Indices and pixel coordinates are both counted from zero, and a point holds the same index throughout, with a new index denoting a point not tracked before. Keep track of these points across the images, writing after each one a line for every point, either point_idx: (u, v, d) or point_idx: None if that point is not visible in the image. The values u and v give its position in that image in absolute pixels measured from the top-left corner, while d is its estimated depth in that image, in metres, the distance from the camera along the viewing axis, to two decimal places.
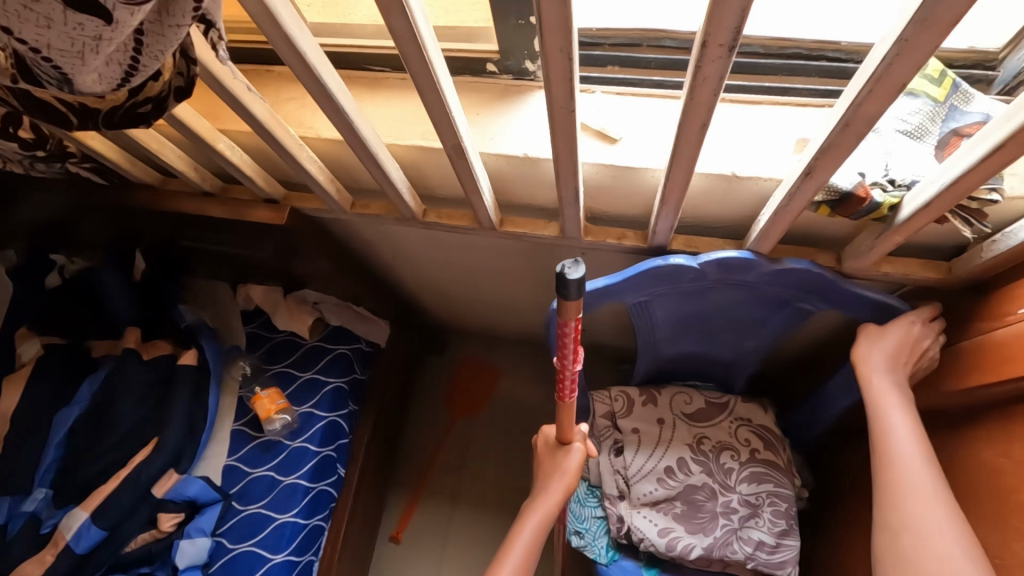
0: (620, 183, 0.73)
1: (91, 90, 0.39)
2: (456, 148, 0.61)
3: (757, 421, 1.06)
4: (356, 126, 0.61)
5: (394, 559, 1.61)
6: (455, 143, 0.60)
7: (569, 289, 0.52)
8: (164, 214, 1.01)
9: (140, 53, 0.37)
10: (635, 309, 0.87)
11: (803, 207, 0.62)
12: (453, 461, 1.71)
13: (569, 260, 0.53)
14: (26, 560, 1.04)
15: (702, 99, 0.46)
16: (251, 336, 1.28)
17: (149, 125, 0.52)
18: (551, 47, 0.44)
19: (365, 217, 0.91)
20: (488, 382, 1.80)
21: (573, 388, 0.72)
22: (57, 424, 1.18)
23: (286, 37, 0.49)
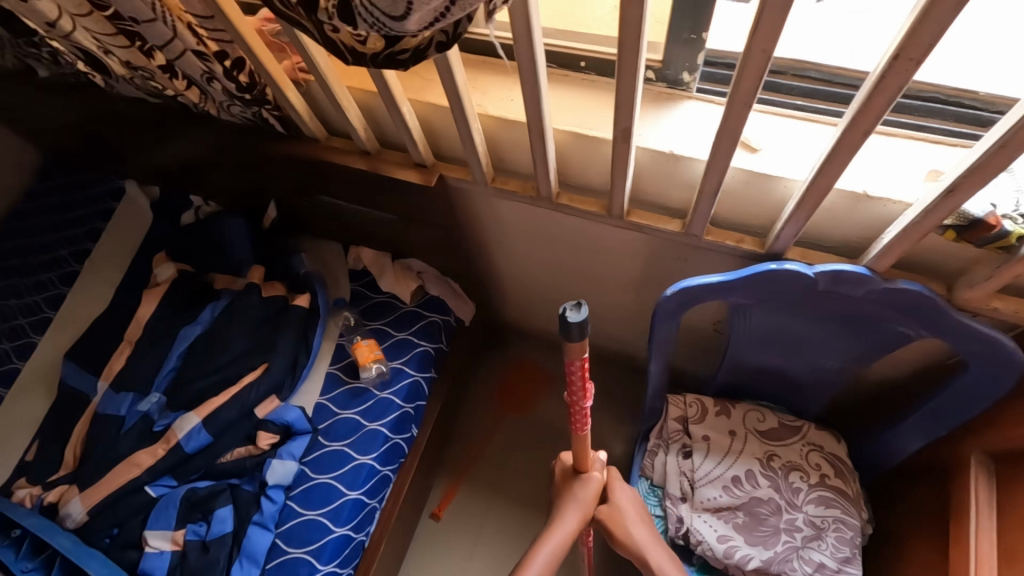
0: (751, 190, 0.82)
1: (405, 28, 0.51)
2: (624, 131, 0.71)
3: (829, 449, 1.09)
4: (541, 104, 0.74)
5: (431, 537, 1.65)
6: (626, 126, 0.70)
7: (572, 331, 0.60)
8: (319, 166, 1.15)
9: (454, 4, 0.49)
10: (736, 311, 0.93)
11: (932, 228, 0.69)
12: (498, 454, 1.74)
13: (570, 304, 0.60)
14: (140, 450, 1.15)
15: (875, 106, 0.55)
16: (355, 292, 1.38)
17: (401, 69, 0.64)
18: (755, 46, 0.54)
19: (500, 192, 1.02)
20: (541, 382, 1.83)
21: (585, 421, 0.80)
22: (181, 336, 1.30)
23: (527, 17, 0.61)
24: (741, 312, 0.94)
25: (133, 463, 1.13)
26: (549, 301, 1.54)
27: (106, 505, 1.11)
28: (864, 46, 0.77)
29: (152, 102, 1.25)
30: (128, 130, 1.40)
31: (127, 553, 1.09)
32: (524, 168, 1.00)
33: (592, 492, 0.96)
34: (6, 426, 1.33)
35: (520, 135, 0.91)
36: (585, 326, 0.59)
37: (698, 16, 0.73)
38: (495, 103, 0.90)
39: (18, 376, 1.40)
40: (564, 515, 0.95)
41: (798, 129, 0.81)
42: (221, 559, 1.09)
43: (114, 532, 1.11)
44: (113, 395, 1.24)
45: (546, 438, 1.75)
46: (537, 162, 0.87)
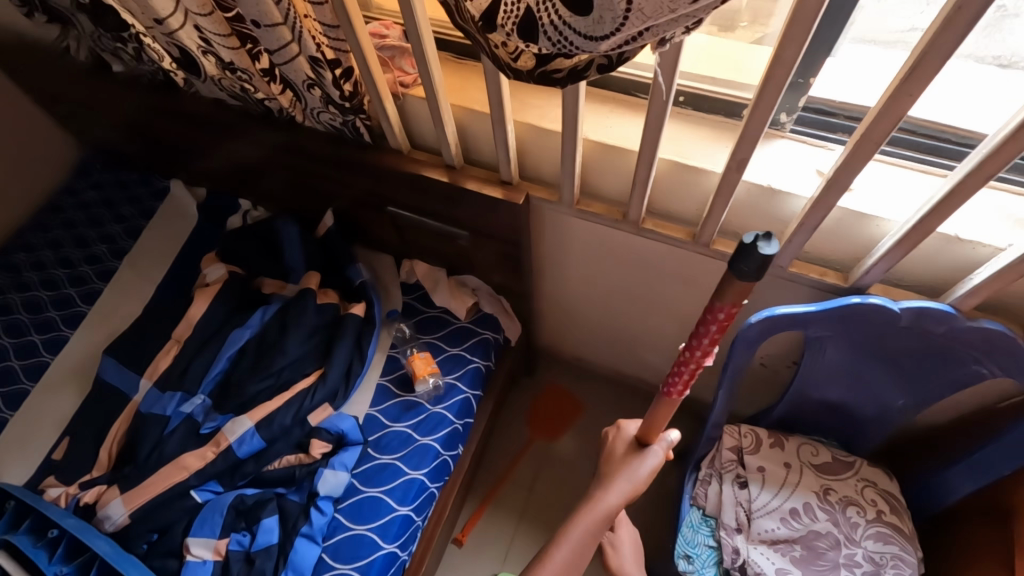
0: (842, 228, 0.86)
1: (595, 47, 0.55)
2: (739, 162, 0.77)
3: (882, 485, 1.11)
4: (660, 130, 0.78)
5: (454, 561, 1.61)
6: (743, 157, 0.76)
7: (754, 265, 0.59)
8: (396, 178, 1.17)
9: (650, 29, 0.53)
10: (812, 343, 0.97)
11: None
12: (528, 480, 1.71)
13: (760, 238, 0.59)
14: (187, 452, 1.11)
15: (1004, 155, 0.61)
16: (407, 305, 1.39)
17: (553, 87, 0.67)
18: (903, 90, 0.59)
19: (583, 214, 1.05)
20: (571, 409, 1.82)
21: (684, 384, 0.83)
22: (231, 340, 1.27)
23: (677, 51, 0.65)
24: (816, 347, 0.98)
25: (179, 465, 1.10)
26: (591, 326, 1.56)
27: (148, 508, 1.06)
28: (972, 107, 0.78)
29: (228, 105, 1.26)
30: (192, 130, 1.41)
31: (167, 561, 1.04)
32: (608, 192, 1.04)
33: (649, 469, 0.97)
34: (33, 421, 1.27)
35: (614, 161, 0.95)
36: (772, 260, 0.59)
37: (809, 63, 0.78)
38: (593, 128, 0.94)
39: (48, 370, 1.35)
40: (608, 491, 0.96)
41: (887, 175, 0.85)
42: (267, 570, 1.04)
43: (154, 538, 1.06)
44: (157, 395, 1.21)
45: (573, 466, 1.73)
46: (636, 186, 0.91)
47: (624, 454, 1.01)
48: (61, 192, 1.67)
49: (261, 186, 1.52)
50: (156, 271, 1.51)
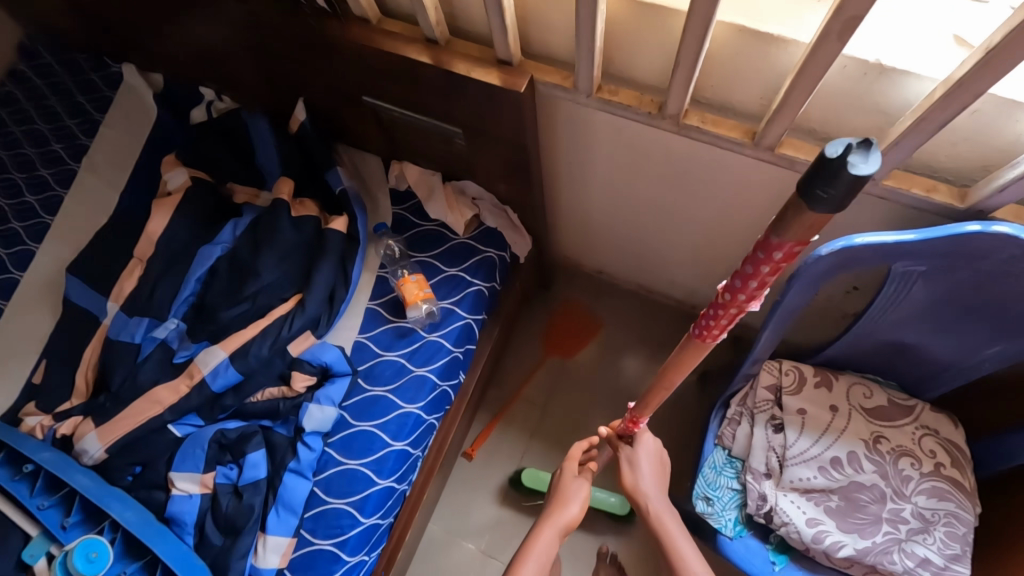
0: (981, 120, 0.63)
1: None
2: (847, 21, 0.51)
3: (945, 434, 0.95)
4: None
5: (465, 475, 1.57)
6: (854, 14, 0.50)
7: (841, 180, 0.39)
8: (367, 59, 0.91)
9: None
10: (898, 279, 0.77)
11: None
12: (540, 397, 1.63)
13: (860, 149, 0.39)
14: (160, 384, 1.02)
15: None
16: (398, 217, 1.20)
17: None
18: None
19: (604, 107, 0.80)
20: (590, 323, 1.68)
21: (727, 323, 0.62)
22: (201, 258, 1.11)
23: None
24: (900, 283, 0.78)
25: (154, 399, 1.01)
26: (614, 240, 1.35)
27: (126, 442, 1.00)
28: None
29: None
30: None
31: (153, 494, 1.00)
32: (640, 75, 0.77)
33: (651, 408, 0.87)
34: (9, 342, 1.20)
35: (651, 28, 0.68)
36: (862, 183, 0.40)
37: None
38: None
39: (17, 289, 1.24)
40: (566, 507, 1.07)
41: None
42: (256, 506, 0.99)
43: (137, 470, 1.01)
44: (125, 320, 1.09)
45: (589, 385, 1.62)
46: (681, 64, 0.65)
47: (569, 481, 1.11)
48: (6, 82, 1.46)
49: (221, 71, 1.27)
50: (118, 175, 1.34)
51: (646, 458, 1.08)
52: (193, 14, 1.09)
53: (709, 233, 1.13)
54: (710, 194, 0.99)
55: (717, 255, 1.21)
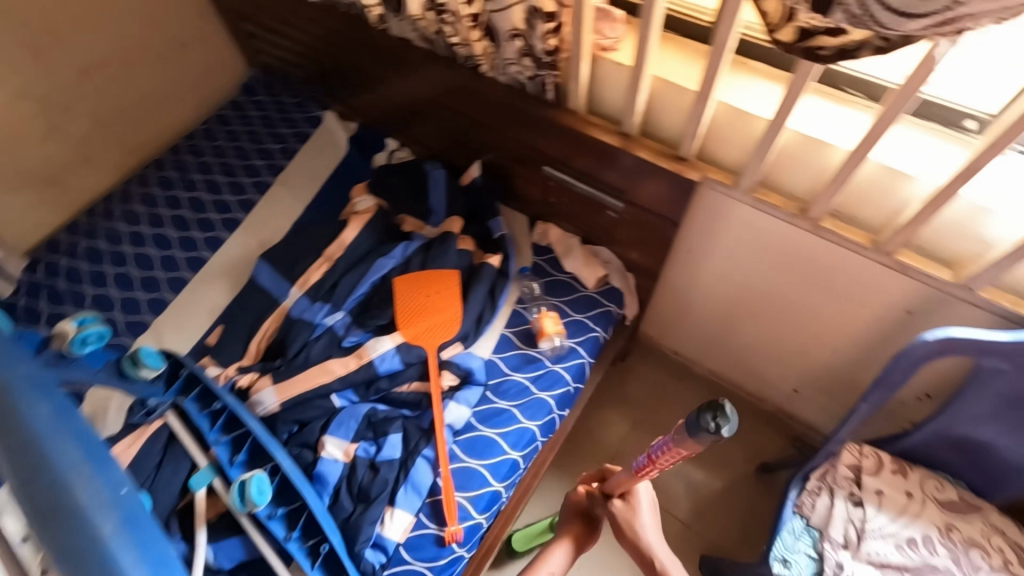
0: (877, 188, 0.92)
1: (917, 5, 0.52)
2: (884, 122, 0.77)
3: (1012, 537, 1.06)
4: (908, 98, 0.72)
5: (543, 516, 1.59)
6: (891, 114, 0.76)
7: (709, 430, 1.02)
8: (564, 139, 1.19)
9: None
10: (968, 441, 1.06)
11: None
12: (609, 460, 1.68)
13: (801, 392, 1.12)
14: (331, 358, 1.21)
15: (890, 112, 0.76)
16: (537, 265, 1.43)
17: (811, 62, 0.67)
18: (887, 110, 0.76)
19: (757, 205, 1.05)
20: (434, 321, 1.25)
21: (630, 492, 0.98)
22: (377, 266, 1.35)
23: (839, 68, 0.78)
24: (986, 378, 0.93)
25: (325, 369, 1.19)
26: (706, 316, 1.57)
27: (295, 401, 1.17)
28: (988, 86, 0.81)
29: (409, 42, 1.33)
30: (364, 65, 1.50)
31: (303, 452, 1.14)
32: (788, 186, 1.03)
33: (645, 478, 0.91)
34: (191, 307, 1.45)
35: (813, 156, 0.95)
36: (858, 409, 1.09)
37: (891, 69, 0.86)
38: (799, 118, 0.94)
39: (204, 266, 1.52)
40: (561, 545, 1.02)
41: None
42: (389, 480, 1.12)
43: (293, 429, 1.17)
44: (308, 303, 1.30)
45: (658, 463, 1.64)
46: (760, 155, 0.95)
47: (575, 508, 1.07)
48: (228, 109, 1.85)
49: (414, 129, 1.60)
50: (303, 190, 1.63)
51: (644, 506, 0.97)
52: (412, 74, 1.40)
53: (806, 326, 1.32)
54: (802, 288, 1.21)
55: (806, 349, 1.38)
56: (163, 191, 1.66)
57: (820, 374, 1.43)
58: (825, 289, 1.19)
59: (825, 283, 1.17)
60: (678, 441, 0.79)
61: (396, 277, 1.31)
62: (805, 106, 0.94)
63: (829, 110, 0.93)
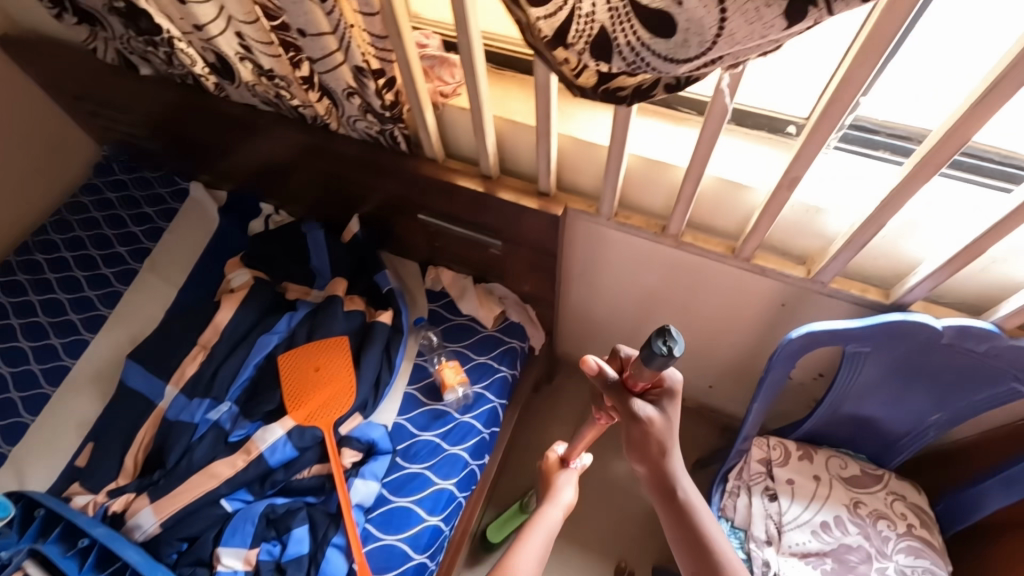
0: (724, 198, 0.94)
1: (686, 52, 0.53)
2: (707, 144, 0.78)
3: (912, 499, 1.12)
4: (721, 120, 0.73)
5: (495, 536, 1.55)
6: (711, 137, 0.77)
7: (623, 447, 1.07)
8: (428, 187, 1.15)
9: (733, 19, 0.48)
10: (858, 419, 1.10)
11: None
12: None
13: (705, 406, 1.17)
14: (216, 460, 1.10)
15: (708, 135, 0.77)
16: (433, 313, 1.38)
17: (616, 104, 0.67)
18: (706, 132, 0.77)
19: (622, 227, 1.05)
20: (326, 394, 1.17)
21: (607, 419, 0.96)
22: (259, 345, 1.25)
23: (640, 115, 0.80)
24: (854, 361, 0.97)
25: (209, 473, 1.08)
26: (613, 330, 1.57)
27: (179, 516, 1.05)
28: (797, 91, 0.85)
29: (254, 106, 1.25)
30: (215, 132, 1.41)
31: (197, 571, 1.03)
32: (647, 205, 1.03)
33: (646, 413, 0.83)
34: (55, 426, 1.29)
35: (662, 176, 0.96)
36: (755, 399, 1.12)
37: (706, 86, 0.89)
38: (637, 142, 0.94)
39: (67, 377, 1.36)
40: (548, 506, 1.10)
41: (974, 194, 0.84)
42: None
43: (183, 548, 1.05)
44: (184, 402, 1.19)
45: None
46: (609, 183, 0.95)
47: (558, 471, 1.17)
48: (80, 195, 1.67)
49: (285, 190, 1.51)
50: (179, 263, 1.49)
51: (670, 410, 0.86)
52: (265, 138, 1.31)
53: (701, 328, 1.34)
54: (688, 294, 1.23)
55: (708, 348, 1.41)
56: (10, 299, 1.48)
57: (727, 369, 1.46)
58: (708, 292, 1.21)
59: (706, 287, 1.19)
60: (636, 375, 0.78)
61: (279, 356, 1.22)
62: (639, 128, 0.95)
63: (661, 130, 0.95)
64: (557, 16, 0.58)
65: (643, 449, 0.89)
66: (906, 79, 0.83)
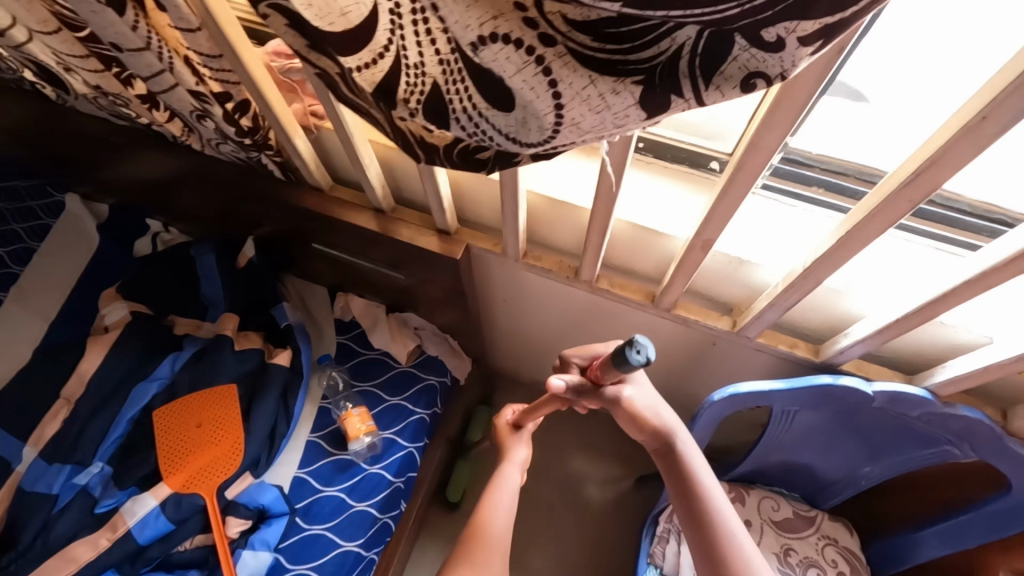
0: (640, 243, 0.81)
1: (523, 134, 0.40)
2: (608, 196, 0.66)
3: (843, 543, 1.06)
4: (620, 174, 0.60)
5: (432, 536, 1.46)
6: (611, 192, 0.65)
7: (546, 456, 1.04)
8: (314, 219, 0.99)
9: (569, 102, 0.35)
10: (790, 465, 1.03)
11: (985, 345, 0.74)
12: None
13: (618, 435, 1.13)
14: (76, 540, 0.96)
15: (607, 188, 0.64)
16: (342, 347, 1.24)
17: (481, 171, 0.51)
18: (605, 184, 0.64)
19: (532, 269, 0.92)
20: (207, 457, 1.04)
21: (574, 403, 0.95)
22: (134, 397, 1.10)
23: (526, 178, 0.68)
24: (785, 417, 0.89)
25: (67, 557, 0.94)
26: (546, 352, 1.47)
27: None
28: (717, 126, 0.72)
29: (106, 121, 1.05)
30: (72, 145, 1.19)
31: None
32: (558, 244, 0.90)
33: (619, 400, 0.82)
34: None
35: (570, 217, 0.82)
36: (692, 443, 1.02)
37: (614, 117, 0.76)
38: (538, 177, 0.81)
39: None
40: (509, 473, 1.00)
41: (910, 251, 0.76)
42: None
43: None
44: (42, 468, 1.03)
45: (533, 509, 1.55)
46: (509, 228, 0.81)
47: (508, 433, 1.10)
48: None
49: (169, 207, 1.32)
50: (44, 288, 1.26)
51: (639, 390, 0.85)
52: (127, 156, 1.11)
53: None
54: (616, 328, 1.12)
55: None
56: None
57: None
58: None
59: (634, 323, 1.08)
60: (602, 374, 0.77)
61: (156, 409, 1.07)
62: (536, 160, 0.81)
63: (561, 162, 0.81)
64: (376, 72, 0.43)
65: (631, 419, 0.84)
66: (877, 73, 0.61)
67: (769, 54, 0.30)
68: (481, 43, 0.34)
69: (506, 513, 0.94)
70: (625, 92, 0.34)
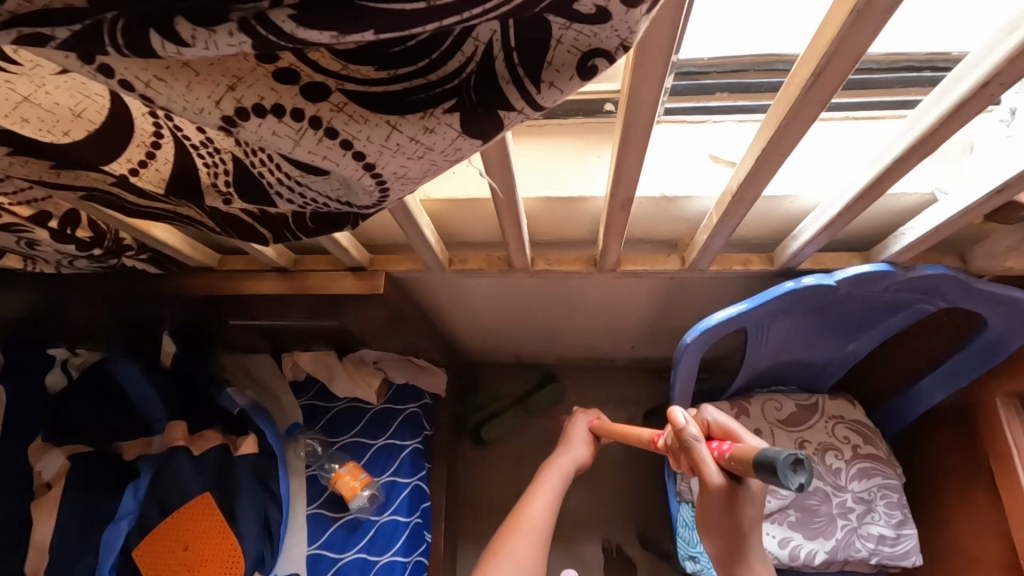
0: (562, 215, 0.75)
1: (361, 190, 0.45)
2: (507, 197, 0.58)
3: (850, 416, 1.07)
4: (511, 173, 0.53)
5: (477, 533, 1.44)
6: (508, 191, 0.57)
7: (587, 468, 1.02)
8: (218, 302, 0.89)
9: (382, 150, 0.40)
10: (779, 368, 1.02)
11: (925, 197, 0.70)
12: None
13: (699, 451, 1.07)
14: None
15: (499, 191, 0.57)
16: (308, 409, 1.16)
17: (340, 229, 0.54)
18: (495, 183, 0.56)
19: (463, 274, 0.84)
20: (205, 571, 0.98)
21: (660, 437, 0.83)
22: (105, 545, 1.01)
23: (408, 213, 0.63)
24: (760, 329, 0.87)
25: None
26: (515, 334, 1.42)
27: None
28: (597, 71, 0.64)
29: None
30: None
31: None
32: (480, 240, 0.83)
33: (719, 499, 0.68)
34: None
35: (480, 212, 0.75)
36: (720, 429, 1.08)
37: None
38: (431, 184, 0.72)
39: None
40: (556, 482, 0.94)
41: (824, 133, 0.75)
42: None
43: None
44: None
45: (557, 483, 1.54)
46: (418, 244, 0.73)
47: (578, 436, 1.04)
48: None
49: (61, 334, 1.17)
50: None
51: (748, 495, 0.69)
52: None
53: (600, 319, 1.20)
54: (568, 297, 1.06)
55: (614, 329, 1.26)
56: None
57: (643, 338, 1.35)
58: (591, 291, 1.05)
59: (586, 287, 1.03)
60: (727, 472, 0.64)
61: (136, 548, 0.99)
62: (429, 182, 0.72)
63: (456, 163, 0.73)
64: (158, 165, 0.49)
65: (710, 519, 0.72)
66: None
67: (597, 26, 0.32)
68: (237, 122, 0.37)
69: (544, 506, 0.88)
70: (436, 127, 0.38)
